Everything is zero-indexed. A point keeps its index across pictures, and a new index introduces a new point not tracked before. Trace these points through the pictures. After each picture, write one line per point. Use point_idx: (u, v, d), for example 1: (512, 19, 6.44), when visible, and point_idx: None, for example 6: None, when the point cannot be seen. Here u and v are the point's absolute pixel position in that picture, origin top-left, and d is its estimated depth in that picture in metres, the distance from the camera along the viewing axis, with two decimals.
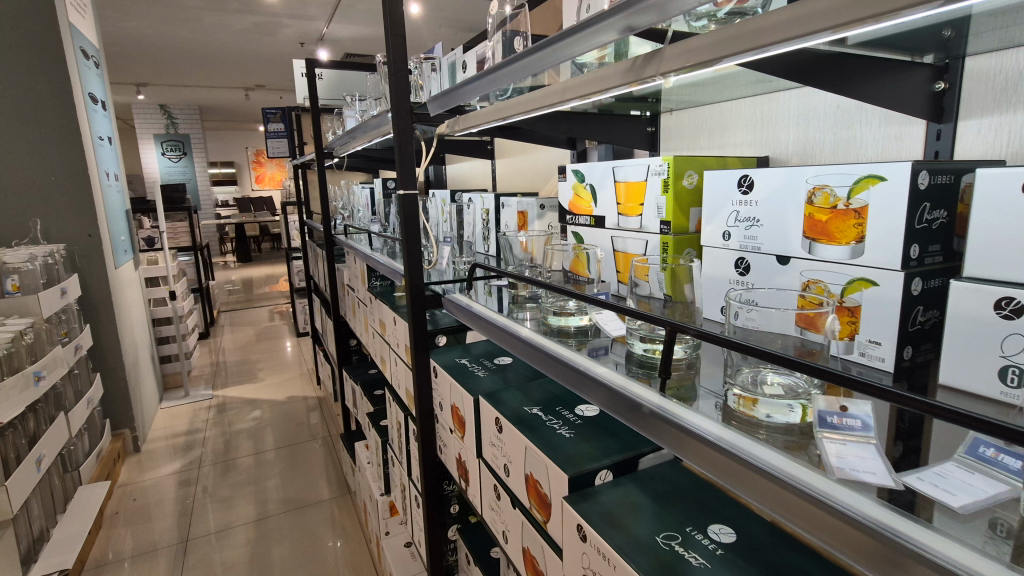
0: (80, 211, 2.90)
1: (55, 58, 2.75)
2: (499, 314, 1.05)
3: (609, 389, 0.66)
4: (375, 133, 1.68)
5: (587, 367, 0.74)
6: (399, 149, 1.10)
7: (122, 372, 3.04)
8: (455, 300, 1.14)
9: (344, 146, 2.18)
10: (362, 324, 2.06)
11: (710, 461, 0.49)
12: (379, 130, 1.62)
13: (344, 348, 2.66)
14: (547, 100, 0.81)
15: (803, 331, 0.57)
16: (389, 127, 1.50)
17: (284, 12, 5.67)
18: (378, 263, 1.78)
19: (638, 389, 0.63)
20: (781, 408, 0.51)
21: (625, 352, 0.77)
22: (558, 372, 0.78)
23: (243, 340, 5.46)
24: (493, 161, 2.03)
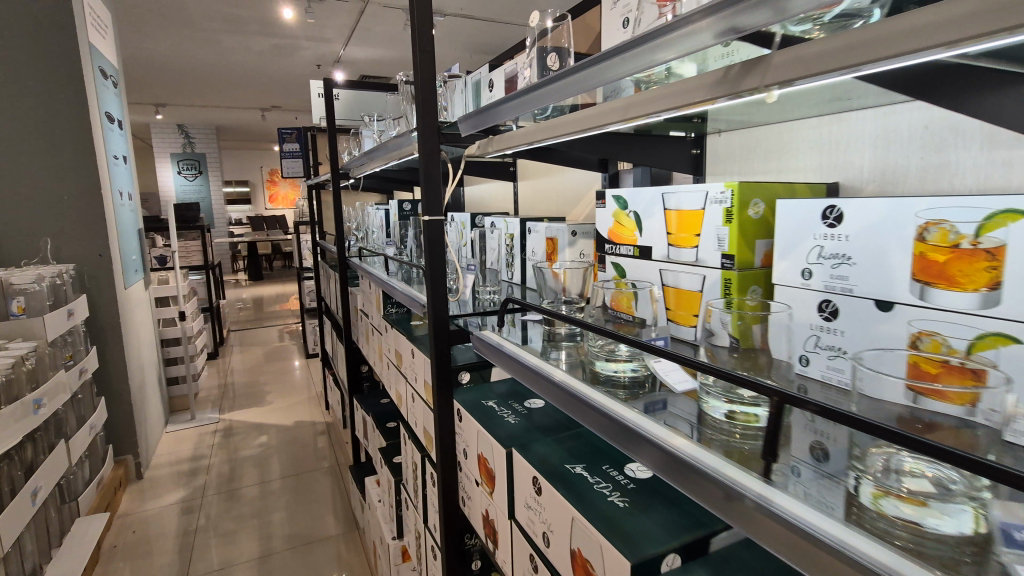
0: (91, 230, 2.85)
1: (73, 77, 2.73)
2: (533, 353, 0.95)
3: (661, 450, 0.58)
4: (394, 154, 1.60)
5: (632, 420, 0.65)
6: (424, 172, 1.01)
7: (127, 396, 2.95)
8: (484, 337, 1.04)
9: (362, 167, 2.10)
10: (376, 352, 1.97)
11: (805, 557, 0.41)
12: (399, 152, 1.54)
13: (355, 374, 2.56)
14: (588, 123, 0.73)
15: (917, 398, 0.48)
16: (410, 148, 1.43)
17: (302, 34, 5.72)
18: (394, 290, 1.70)
19: (701, 453, 0.54)
20: (947, 512, 0.40)
21: (692, 409, 0.66)
22: (607, 431, 0.67)
23: (252, 360, 5.38)
24: (515, 183, 1.95)
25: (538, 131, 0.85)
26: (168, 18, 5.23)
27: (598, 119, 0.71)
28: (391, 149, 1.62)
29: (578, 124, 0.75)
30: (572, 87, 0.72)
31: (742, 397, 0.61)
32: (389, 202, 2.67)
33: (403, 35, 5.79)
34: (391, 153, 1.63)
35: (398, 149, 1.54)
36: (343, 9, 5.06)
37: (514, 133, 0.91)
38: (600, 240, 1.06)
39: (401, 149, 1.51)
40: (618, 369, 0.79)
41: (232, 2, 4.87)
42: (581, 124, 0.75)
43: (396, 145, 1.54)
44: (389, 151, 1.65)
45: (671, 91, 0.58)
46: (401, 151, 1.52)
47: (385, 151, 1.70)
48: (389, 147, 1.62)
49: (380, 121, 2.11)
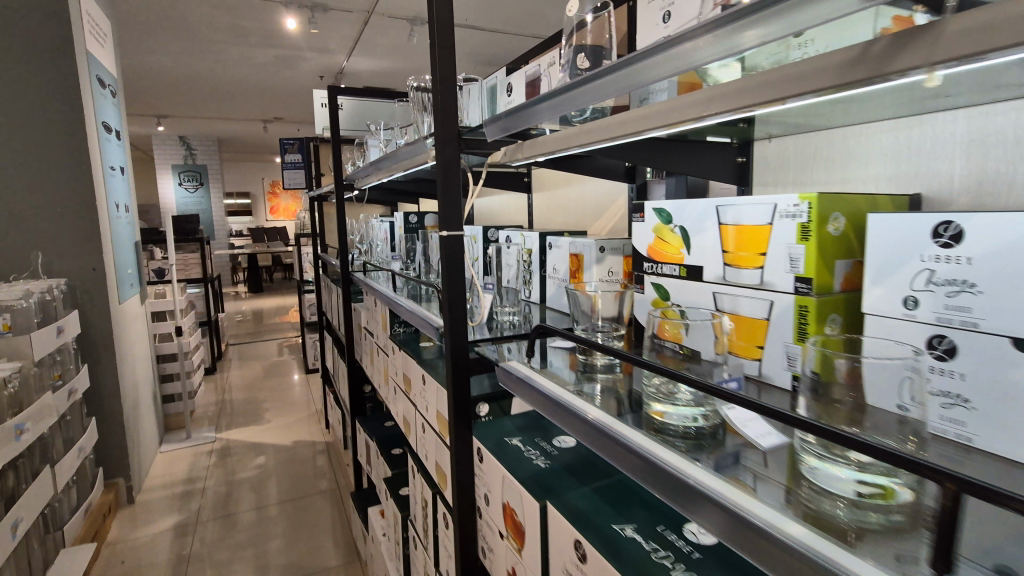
0: (84, 244, 2.74)
1: (68, 85, 2.64)
2: (568, 389, 0.83)
3: (728, 516, 0.48)
4: (404, 164, 1.49)
5: (688, 475, 0.54)
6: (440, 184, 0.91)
7: (119, 416, 2.83)
8: (509, 370, 0.92)
9: (368, 177, 2.00)
10: (381, 374, 1.85)
11: None
12: (409, 162, 1.43)
13: (358, 395, 2.44)
14: (621, 129, 0.65)
15: None
16: (421, 157, 1.33)
17: (305, 45, 5.66)
18: (402, 308, 1.58)
19: (792, 530, 0.44)
20: None
21: (786, 476, 0.55)
22: (660, 488, 0.56)
23: (251, 376, 5.26)
24: (529, 195, 1.85)
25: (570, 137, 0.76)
26: (170, 28, 5.18)
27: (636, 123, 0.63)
28: (401, 156, 1.51)
29: (613, 127, 0.67)
30: (617, 85, 0.64)
31: (880, 471, 0.50)
32: (394, 214, 2.57)
33: (408, 46, 5.74)
34: (402, 161, 1.52)
35: (409, 157, 1.43)
36: (346, 19, 5.02)
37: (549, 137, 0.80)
38: (637, 257, 0.95)
39: (412, 157, 1.40)
40: (691, 421, 0.65)
41: (234, 13, 4.81)
42: (617, 128, 0.66)
43: (406, 154, 1.43)
44: (399, 159, 1.55)
45: (727, 89, 0.50)
46: (411, 161, 1.41)
47: (395, 159, 1.59)
48: (399, 154, 1.51)
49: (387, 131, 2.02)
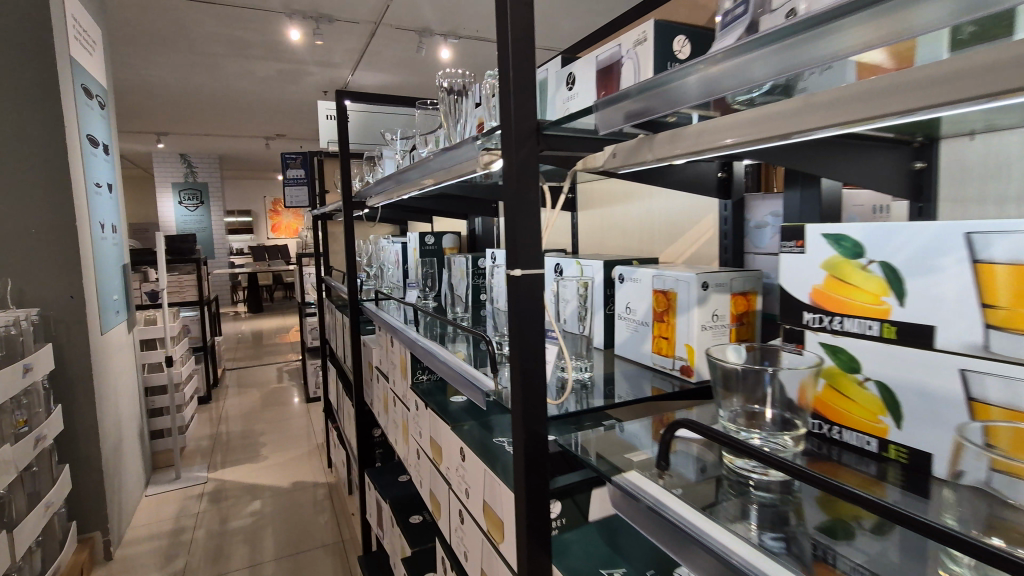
0: (62, 269, 2.46)
1: (49, 94, 2.39)
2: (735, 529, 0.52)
3: None
4: (430, 179, 1.22)
5: None
6: (513, 201, 0.61)
7: (96, 462, 2.51)
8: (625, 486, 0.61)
9: (382, 194, 1.72)
10: (397, 426, 1.55)
11: None
12: (437, 175, 1.16)
13: (366, 441, 2.14)
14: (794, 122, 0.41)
15: None
16: (449, 170, 1.07)
17: (310, 59, 5.47)
18: (425, 352, 1.29)
19: None
20: None
21: None
22: None
23: (248, 405, 4.93)
24: (573, 215, 1.58)
25: (689, 142, 0.50)
26: (168, 41, 4.97)
27: (819, 116, 0.38)
28: (427, 170, 1.23)
29: (769, 120, 0.42)
30: (789, 59, 0.39)
31: None
32: (408, 235, 2.30)
33: (415, 59, 5.54)
34: (427, 176, 1.24)
35: (435, 170, 1.15)
36: (353, 31, 4.81)
37: (705, 127, 0.48)
38: (788, 301, 0.66)
39: (440, 171, 1.12)
40: None
41: (236, 24, 4.60)
42: (775, 123, 0.42)
43: (434, 166, 1.15)
44: (424, 173, 1.27)
45: None
46: (439, 175, 1.14)
47: (418, 172, 1.32)
48: (425, 165, 1.23)
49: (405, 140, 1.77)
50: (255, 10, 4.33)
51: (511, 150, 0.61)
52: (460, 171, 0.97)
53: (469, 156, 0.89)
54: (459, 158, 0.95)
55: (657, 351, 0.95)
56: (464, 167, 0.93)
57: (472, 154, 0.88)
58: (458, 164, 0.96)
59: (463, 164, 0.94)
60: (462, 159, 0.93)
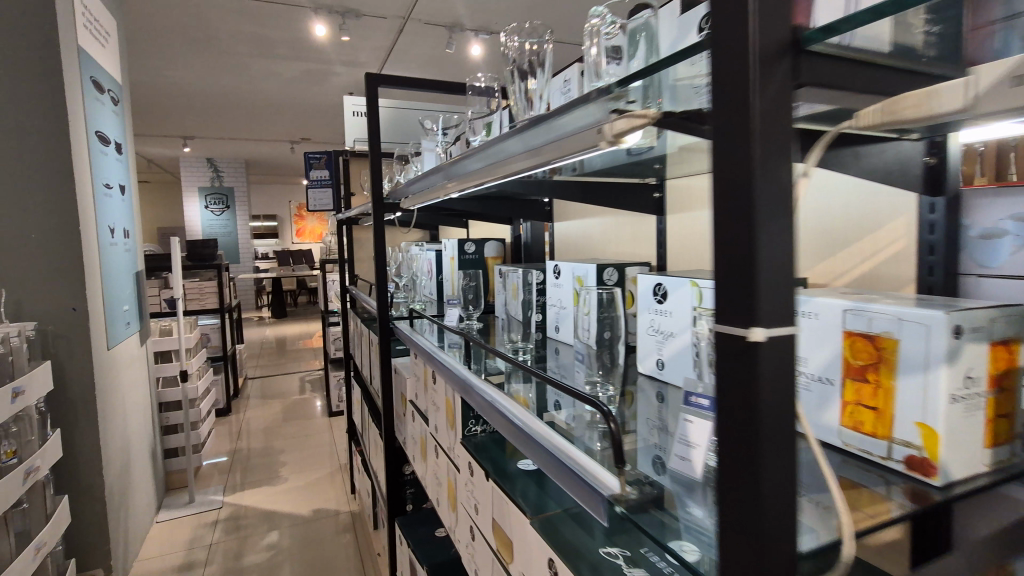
0: (64, 279, 2.23)
1: (52, 86, 2.17)
2: None
3: None
4: (487, 174, 0.87)
5: None
6: (753, 191, 0.32)
7: (100, 490, 2.28)
8: None
9: (421, 193, 1.41)
10: (440, 481, 1.26)
11: None
12: (496, 169, 0.82)
13: (396, 481, 1.85)
14: None
15: None
16: (513, 162, 0.75)
17: (337, 58, 5.27)
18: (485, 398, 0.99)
19: None
20: None
21: None
22: None
23: (269, 418, 4.69)
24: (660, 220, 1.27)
25: None
26: (192, 39, 4.80)
27: None
28: (483, 161, 0.89)
29: None
30: None
31: None
32: (446, 241, 2.03)
33: (444, 56, 5.29)
34: (481, 170, 0.90)
35: (496, 160, 0.81)
36: (380, 26, 4.57)
37: None
38: None
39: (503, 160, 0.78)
40: None
41: (260, 22, 4.40)
42: None
43: (494, 153, 0.82)
44: (477, 166, 0.93)
45: None
46: (500, 167, 0.80)
47: (467, 165, 0.98)
48: (479, 155, 0.89)
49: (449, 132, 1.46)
50: (280, 5, 4.13)
51: (752, 84, 0.31)
52: (543, 158, 0.64)
53: (573, 129, 0.56)
54: (546, 136, 0.62)
55: (850, 425, 0.63)
56: (559, 147, 0.59)
57: (580, 125, 0.55)
58: (544, 146, 0.64)
59: (554, 143, 0.61)
60: (555, 137, 0.60)
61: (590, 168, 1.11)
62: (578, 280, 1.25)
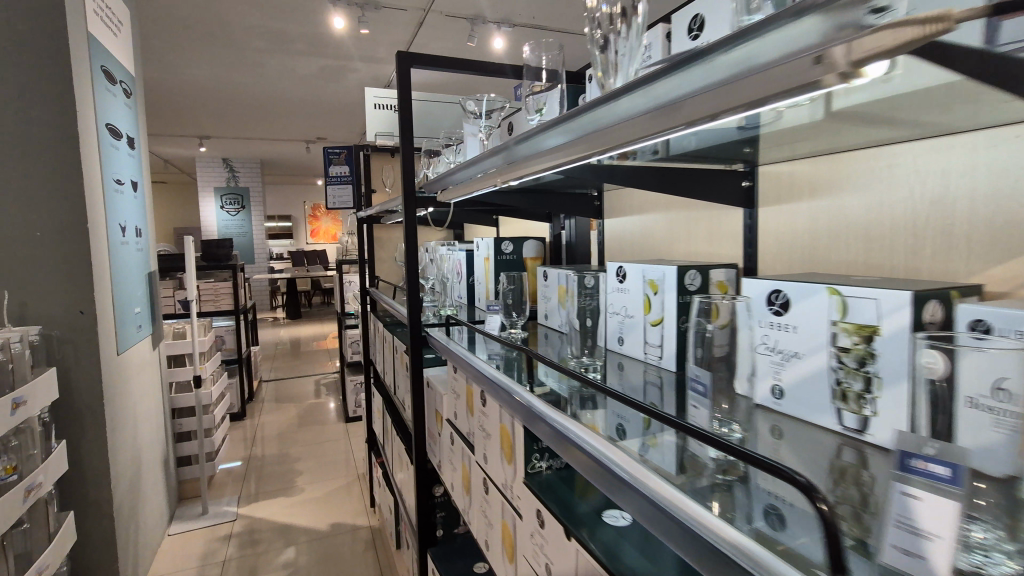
0: (71, 280, 2.09)
1: (59, 74, 2.03)
2: None
3: None
4: (580, 147, 0.68)
5: None
6: None
7: (108, 505, 2.14)
8: None
9: (467, 182, 1.21)
10: (491, 523, 1.07)
11: None
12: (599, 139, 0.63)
13: (427, 507, 1.66)
14: None
15: None
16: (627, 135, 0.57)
17: (355, 53, 5.13)
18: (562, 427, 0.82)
19: None
20: None
21: None
22: None
23: (284, 424, 4.55)
24: (749, 214, 1.07)
25: None
26: (208, 35, 4.70)
27: None
28: (570, 130, 0.69)
29: None
30: None
31: None
32: (481, 240, 1.84)
33: (465, 51, 5.13)
34: (569, 142, 0.70)
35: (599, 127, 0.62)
36: (400, 19, 4.41)
37: None
38: None
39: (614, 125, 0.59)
40: None
41: (276, 15, 4.26)
42: None
43: (596, 117, 0.62)
44: (559, 139, 0.72)
45: None
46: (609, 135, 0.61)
47: (541, 139, 0.77)
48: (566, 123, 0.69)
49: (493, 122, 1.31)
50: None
51: None
52: (697, 113, 0.46)
53: (755, 67, 0.39)
54: (704, 81, 0.44)
55: None
56: (734, 94, 0.42)
57: (773, 56, 0.38)
58: (696, 97, 0.46)
59: (722, 89, 0.43)
60: (720, 80, 0.43)
61: (676, 150, 0.91)
62: (649, 284, 1.05)
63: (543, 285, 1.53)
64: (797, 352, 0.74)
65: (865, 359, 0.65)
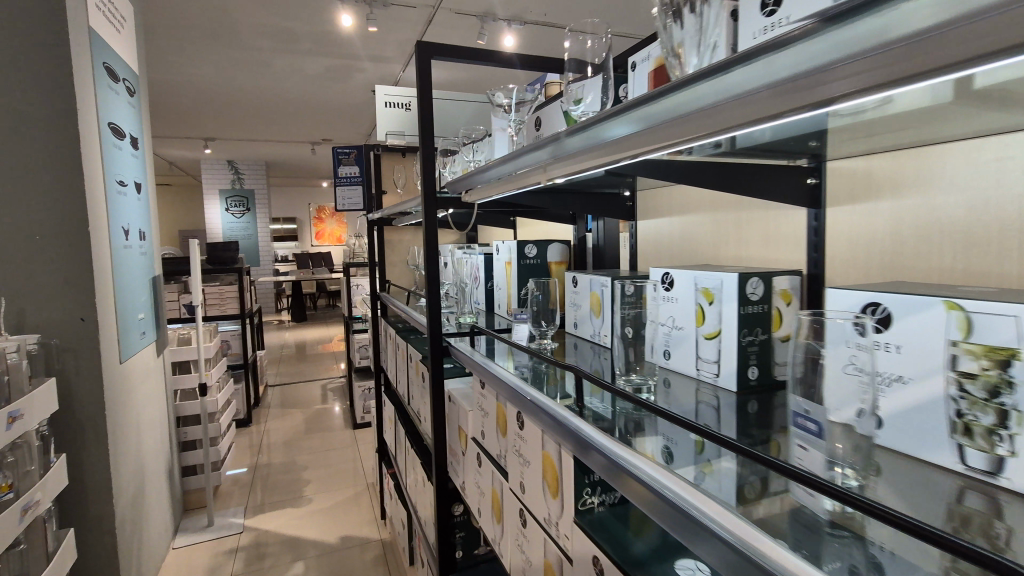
0: (71, 285, 2.00)
1: (59, 70, 1.95)
2: None
3: None
4: (658, 135, 0.60)
5: None
6: None
7: (109, 521, 2.04)
8: None
9: (499, 182, 1.12)
10: (527, 560, 0.96)
11: None
12: (677, 128, 0.57)
13: (446, 528, 1.55)
14: None
15: None
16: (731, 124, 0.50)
17: (362, 53, 5.05)
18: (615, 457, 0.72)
19: None
20: None
21: None
22: None
23: (290, 431, 4.45)
24: (815, 215, 0.96)
25: None
26: (213, 35, 4.62)
27: None
28: (643, 117, 0.62)
29: None
30: None
31: None
32: (502, 243, 1.74)
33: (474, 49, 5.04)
34: (641, 131, 0.62)
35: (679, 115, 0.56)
36: (409, 17, 4.33)
37: None
38: None
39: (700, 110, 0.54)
40: None
41: (283, 13, 4.17)
42: None
43: (680, 100, 0.56)
44: (623, 129, 0.65)
45: None
46: (694, 123, 0.55)
47: (599, 129, 0.70)
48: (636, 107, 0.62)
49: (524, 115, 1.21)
50: None
51: None
52: (817, 95, 0.41)
53: (906, 37, 0.34)
54: (827, 55, 0.39)
55: None
56: (865, 73, 0.37)
57: (918, 27, 0.33)
58: (815, 76, 0.41)
59: (854, 65, 0.38)
60: (848, 55, 0.38)
61: (742, 145, 0.81)
62: (704, 292, 0.96)
63: (571, 292, 1.43)
64: (901, 376, 0.64)
65: (999, 388, 0.54)
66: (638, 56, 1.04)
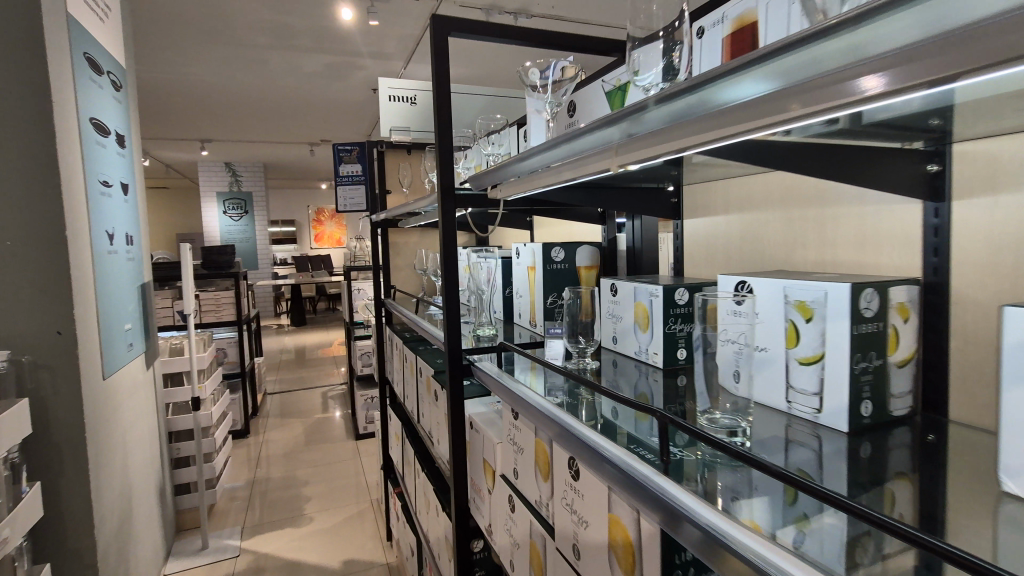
0: (47, 297, 1.82)
1: (33, 59, 1.76)
2: None
3: None
4: (771, 106, 0.45)
5: None
6: None
7: (91, 556, 1.86)
8: None
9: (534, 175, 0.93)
10: None
11: None
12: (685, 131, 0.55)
13: (466, 569, 1.36)
14: None
15: None
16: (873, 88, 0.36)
17: (363, 49, 4.87)
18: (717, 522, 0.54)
19: None
20: None
21: None
22: None
23: (290, 442, 4.27)
24: (933, 212, 0.78)
25: None
26: (208, 32, 4.45)
27: None
28: (787, 72, 0.43)
29: None
30: None
31: None
32: (526, 245, 1.56)
33: None
34: (782, 89, 0.44)
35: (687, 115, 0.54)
36: (411, 11, 4.15)
37: None
38: None
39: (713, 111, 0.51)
40: None
41: (280, 6, 3.98)
42: None
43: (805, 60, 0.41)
44: (752, 89, 0.47)
45: None
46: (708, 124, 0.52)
47: (711, 93, 0.51)
48: (776, 56, 0.43)
49: (552, 103, 1.03)
50: None
51: None
52: (843, 95, 0.39)
53: None
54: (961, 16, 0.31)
55: None
56: (899, 68, 0.35)
57: (946, 28, 0.32)
58: (988, 26, 0.30)
59: None
60: (880, 52, 0.36)
61: (869, 121, 0.63)
62: (798, 308, 0.77)
63: (608, 300, 1.25)
64: None
65: None
66: (708, 19, 0.86)
